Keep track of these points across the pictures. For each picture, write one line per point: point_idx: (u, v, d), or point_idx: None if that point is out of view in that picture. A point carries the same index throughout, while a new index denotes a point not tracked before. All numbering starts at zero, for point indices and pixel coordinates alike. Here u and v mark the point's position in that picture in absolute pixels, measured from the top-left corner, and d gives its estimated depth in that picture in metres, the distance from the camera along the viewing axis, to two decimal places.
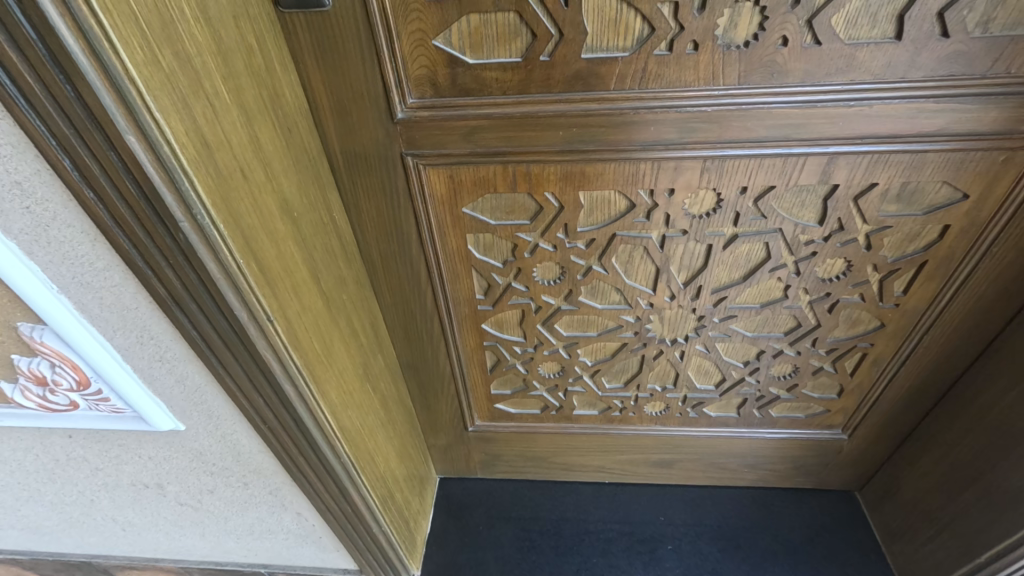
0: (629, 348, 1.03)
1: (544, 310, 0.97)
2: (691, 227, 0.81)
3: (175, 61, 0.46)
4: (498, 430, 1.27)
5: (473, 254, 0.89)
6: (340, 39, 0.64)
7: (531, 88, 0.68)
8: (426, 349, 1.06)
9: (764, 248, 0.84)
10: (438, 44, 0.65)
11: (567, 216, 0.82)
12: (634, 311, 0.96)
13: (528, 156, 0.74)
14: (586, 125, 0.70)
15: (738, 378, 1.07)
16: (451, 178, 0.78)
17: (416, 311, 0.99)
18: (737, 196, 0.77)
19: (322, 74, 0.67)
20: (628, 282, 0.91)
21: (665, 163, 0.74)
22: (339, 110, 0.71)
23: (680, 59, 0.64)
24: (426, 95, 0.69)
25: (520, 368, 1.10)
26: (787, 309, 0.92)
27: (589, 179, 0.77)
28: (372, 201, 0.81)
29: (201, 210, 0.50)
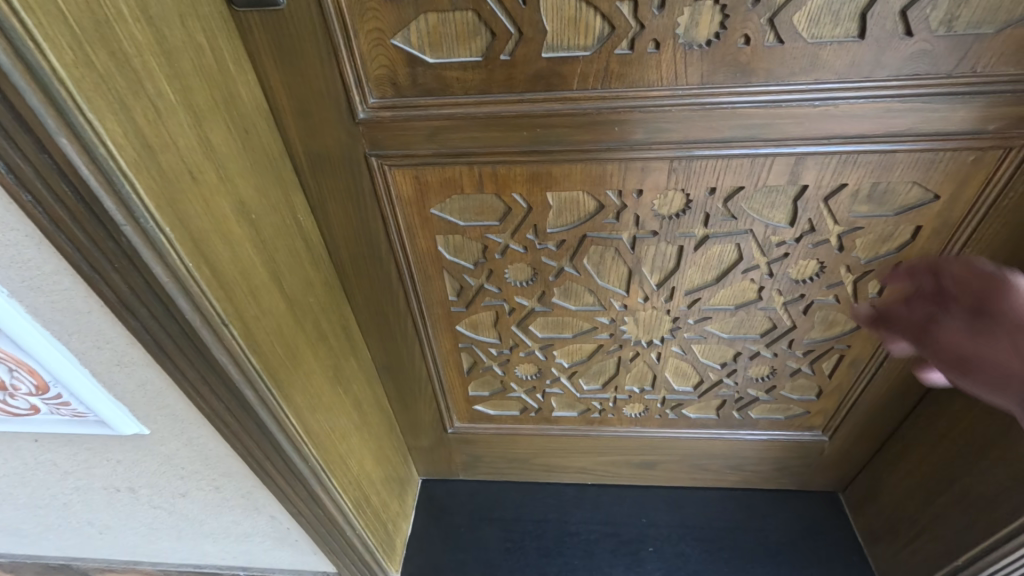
0: (605, 349, 1.02)
1: (518, 312, 0.96)
2: (661, 228, 0.81)
3: (111, 62, 0.45)
4: (478, 432, 1.26)
5: (444, 255, 0.88)
6: (297, 38, 0.63)
7: (493, 88, 0.67)
8: (402, 351, 1.05)
9: (736, 250, 0.83)
10: (396, 43, 0.64)
11: (536, 217, 0.81)
12: (608, 313, 0.95)
13: (493, 157, 0.73)
14: (550, 125, 0.69)
15: (716, 380, 1.07)
16: (417, 179, 0.77)
17: (389, 312, 0.98)
18: (706, 197, 0.76)
19: (280, 74, 0.66)
20: (601, 283, 0.90)
21: (632, 164, 0.73)
22: (300, 110, 0.70)
23: (641, 58, 0.63)
24: (387, 95, 0.68)
25: (497, 370, 1.09)
26: (762, 310, 0.91)
27: (557, 180, 0.76)
28: (338, 202, 0.80)
29: (143, 212, 0.49)
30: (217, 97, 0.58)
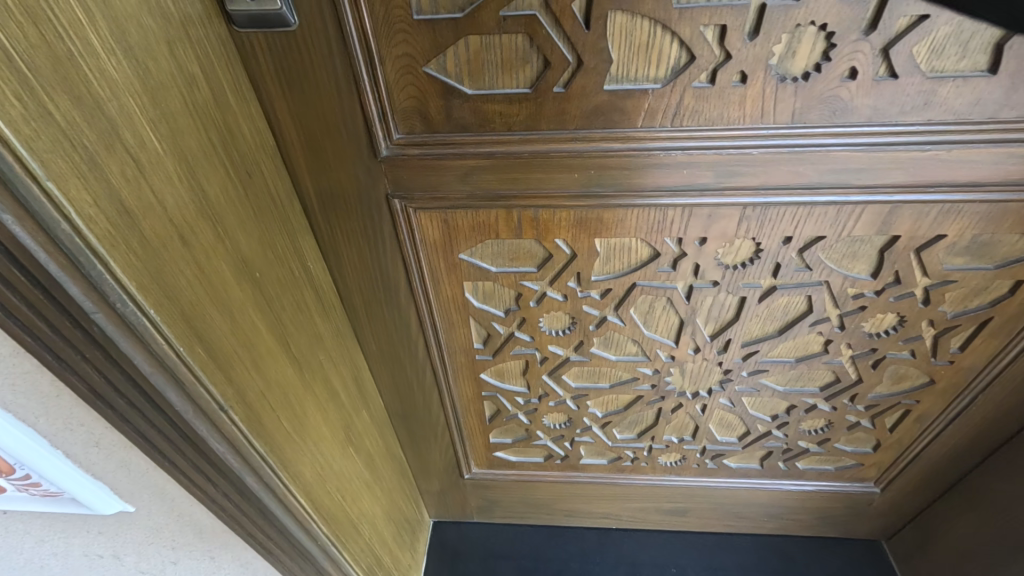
0: (644, 400, 0.92)
1: (550, 360, 0.86)
2: (723, 277, 0.70)
3: (75, 109, 0.34)
4: (497, 478, 1.16)
5: (471, 302, 0.78)
6: (310, 65, 0.53)
7: (542, 124, 0.56)
8: (417, 399, 0.95)
9: (805, 301, 0.73)
10: (429, 71, 0.53)
11: (579, 263, 0.70)
12: (652, 363, 0.85)
13: (536, 200, 0.63)
14: (606, 167, 0.59)
15: (764, 431, 0.97)
16: (446, 223, 0.67)
17: (405, 361, 0.87)
18: (780, 246, 0.66)
19: (290, 105, 0.56)
20: (647, 333, 0.80)
21: (697, 209, 0.63)
22: (312, 146, 0.59)
23: (722, 94, 0.53)
24: (415, 130, 0.58)
25: (522, 418, 0.99)
26: (826, 364, 0.82)
27: (608, 226, 0.66)
28: (354, 246, 0.69)
29: (120, 295, 0.39)
30: (215, 140, 0.48)
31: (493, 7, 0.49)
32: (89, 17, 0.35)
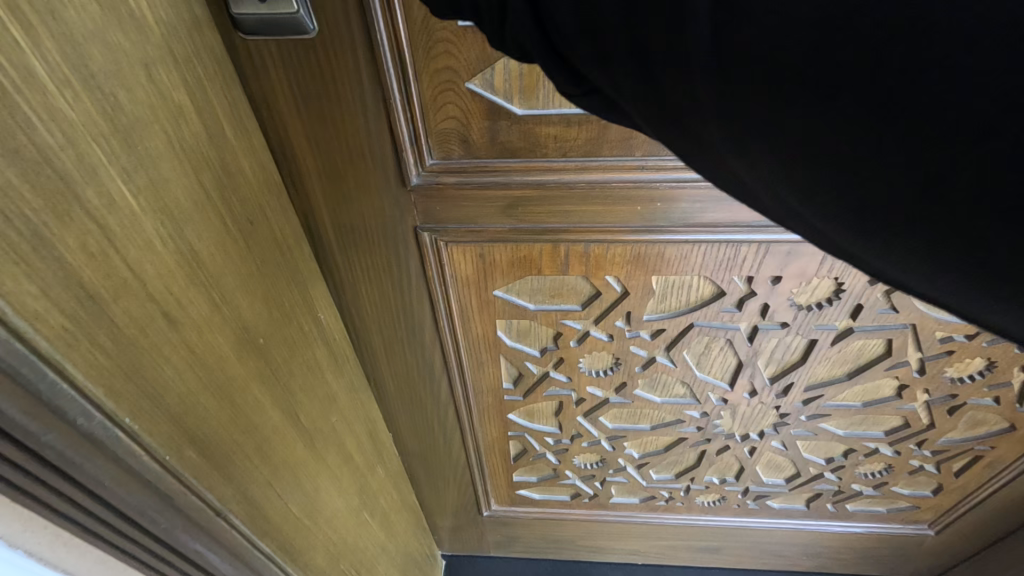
0: (688, 442, 0.84)
1: (587, 401, 0.78)
2: (794, 319, 0.62)
3: (12, 166, 0.26)
4: (518, 516, 1.08)
5: (503, 341, 0.69)
6: (332, 80, 0.44)
7: (603, 150, 0.48)
8: (438, 441, 0.87)
9: (883, 343, 0.65)
10: (472, 87, 0.45)
11: (631, 302, 0.62)
12: (700, 405, 0.77)
13: (589, 234, 0.54)
14: (675, 199, 0.51)
15: (815, 474, 0.89)
16: (481, 258, 0.58)
17: (426, 402, 0.78)
18: (865, 286, 0.57)
19: (305, 129, 0.47)
20: (699, 374, 0.72)
21: (775, 247, 0.54)
22: (329, 174, 0.51)
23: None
24: (453, 155, 0.49)
25: (551, 458, 0.91)
26: (897, 409, 0.73)
27: (669, 263, 0.57)
28: (375, 282, 0.61)
29: (81, 407, 0.30)
30: (208, 184, 0.39)
31: None
32: (31, 40, 0.26)
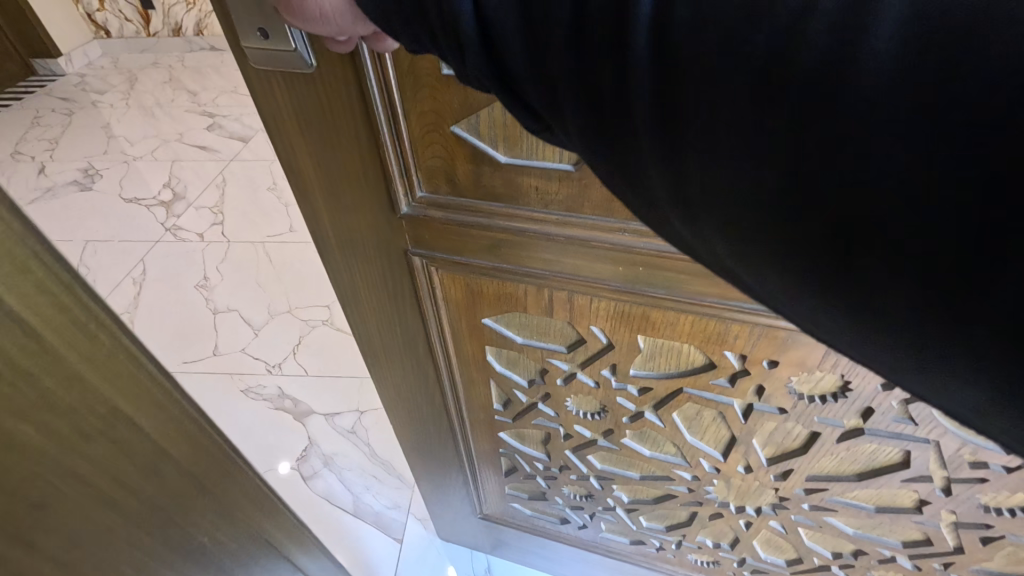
0: (678, 499, 0.80)
1: (576, 437, 0.77)
2: (792, 407, 0.57)
3: None
4: (508, 529, 1.07)
5: (493, 366, 0.70)
6: (330, 111, 0.47)
7: (586, 206, 0.46)
8: (433, 442, 0.90)
9: (901, 452, 0.58)
10: (457, 130, 0.46)
11: (618, 356, 0.60)
12: (692, 469, 0.73)
13: (570, 284, 0.53)
14: (659, 267, 0.48)
15: (820, 566, 0.81)
16: (469, 287, 0.59)
17: (422, 405, 0.81)
18: (876, 390, 0.51)
19: (309, 151, 0.51)
20: (691, 438, 0.68)
21: (771, 331, 0.50)
22: (333, 193, 0.54)
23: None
24: (441, 191, 0.51)
25: (541, 481, 0.91)
26: (917, 523, 0.64)
27: (654, 325, 0.54)
28: (374, 292, 0.64)
29: None
30: None
31: None
32: None
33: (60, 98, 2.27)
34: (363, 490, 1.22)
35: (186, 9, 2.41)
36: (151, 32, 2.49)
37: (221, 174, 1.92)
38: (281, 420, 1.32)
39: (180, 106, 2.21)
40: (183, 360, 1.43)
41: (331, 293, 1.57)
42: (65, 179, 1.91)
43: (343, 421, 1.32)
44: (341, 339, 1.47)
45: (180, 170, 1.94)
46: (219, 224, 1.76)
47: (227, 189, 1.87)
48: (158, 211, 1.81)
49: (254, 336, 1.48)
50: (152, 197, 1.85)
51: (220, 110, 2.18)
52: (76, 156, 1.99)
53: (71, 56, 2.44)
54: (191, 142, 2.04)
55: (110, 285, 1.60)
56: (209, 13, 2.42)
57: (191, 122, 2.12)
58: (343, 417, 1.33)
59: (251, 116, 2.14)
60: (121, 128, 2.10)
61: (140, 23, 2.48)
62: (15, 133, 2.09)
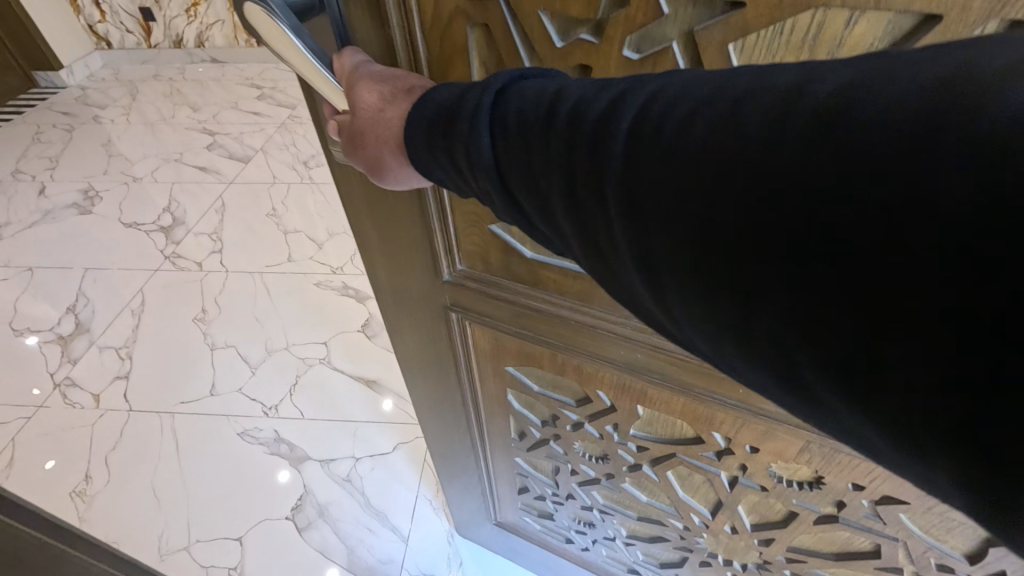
0: (667, 542, 0.83)
1: (580, 475, 0.81)
2: (772, 487, 0.60)
3: None
4: (528, 533, 0.99)
5: (513, 404, 0.75)
6: (392, 199, 0.53)
7: (592, 299, 0.52)
8: (459, 466, 0.93)
9: (872, 543, 0.60)
10: (494, 229, 0.51)
11: (618, 418, 0.65)
12: (683, 519, 0.76)
13: (581, 355, 0.59)
14: (661, 359, 0.53)
15: None
16: (496, 341, 0.65)
17: (454, 434, 0.87)
18: (848, 488, 0.54)
19: (371, 223, 0.57)
20: (682, 494, 0.72)
21: (753, 422, 0.54)
22: (389, 256, 0.61)
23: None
24: (477, 268, 0.57)
25: (540, 517, 0.95)
26: None
27: (651, 400, 0.59)
28: (416, 334, 0.71)
29: None
30: None
31: None
32: None
33: (61, 111, 2.17)
34: (358, 541, 1.04)
35: (186, 21, 2.34)
36: (152, 44, 2.43)
37: (220, 200, 1.73)
38: (276, 469, 1.13)
39: (181, 121, 2.09)
40: (179, 401, 1.24)
41: (329, 330, 1.36)
42: (64, 201, 1.74)
43: (338, 469, 1.13)
44: (338, 378, 1.27)
45: (180, 193, 1.75)
46: (218, 253, 1.56)
47: (227, 215, 1.68)
48: (159, 237, 1.62)
49: (252, 375, 1.28)
50: (152, 221, 1.67)
51: (219, 128, 2.04)
52: (77, 176, 1.83)
53: (72, 67, 2.36)
54: (192, 163, 1.88)
55: (110, 314, 1.42)
56: (209, 25, 2.35)
57: (192, 140, 1.98)
58: (339, 463, 1.15)
59: (251, 135, 2.00)
60: (123, 145, 1.97)
61: (141, 35, 2.41)
62: (19, 149, 1.97)
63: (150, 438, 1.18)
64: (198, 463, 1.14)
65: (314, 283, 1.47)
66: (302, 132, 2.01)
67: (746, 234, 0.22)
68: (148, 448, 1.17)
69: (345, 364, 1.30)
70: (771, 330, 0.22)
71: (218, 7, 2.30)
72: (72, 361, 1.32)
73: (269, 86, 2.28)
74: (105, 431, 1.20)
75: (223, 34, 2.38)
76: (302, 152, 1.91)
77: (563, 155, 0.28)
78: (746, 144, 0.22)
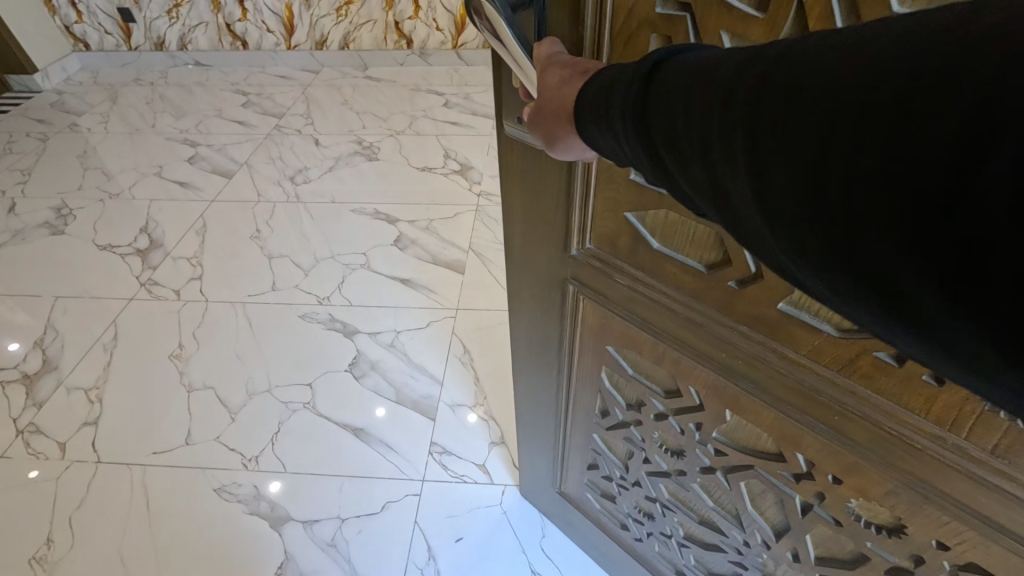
0: (723, 554, 0.76)
1: (651, 464, 0.76)
2: (847, 523, 0.54)
3: None
4: (587, 510, 0.96)
5: (604, 382, 0.73)
6: (544, 174, 0.57)
7: (707, 299, 0.51)
8: (537, 439, 0.93)
9: None
10: (629, 217, 0.53)
11: (703, 417, 0.62)
12: (743, 533, 0.69)
13: (681, 348, 0.57)
14: (765, 370, 0.51)
15: None
16: (602, 320, 0.65)
17: (540, 409, 0.88)
18: (930, 546, 0.48)
19: (522, 193, 0.61)
20: (748, 509, 0.66)
21: (842, 453, 0.50)
22: (528, 226, 0.64)
23: (906, 380, 0.41)
24: (603, 248, 0.58)
25: (592, 503, 0.94)
26: None
27: (742, 407, 0.56)
28: (530, 305, 0.73)
29: None
30: None
31: None
32: None
33: (37, 119, 2.09)
34: None
35: (168, 23, 2.28)
36: (133, 46, 2.37)
37: (201, 218, 1.68)
38: (253, 530, 1.04)
39: (163, 131, 2.03)
40: (152, 452, 1.16)
41: (313, 371, 1.29)
42: (35, 220, 1.67)
43: (322, 531, 1.04)
44: (325, 426, 1.19)
45: (157, 212, 1.70)
46: (196, 281, 1.50)
47: (207, 236, 1.62)
48: (133, 261, 1.56)
49: (231, 421, 1.20)
50: (128, 243, 1.61)
51: (203, 138, 1.99)
52: (50, 193, 1.77)
53: (47, 70, 2.28)
54: (173, 178, 1.82)
55: (80, 351, 1.34)
56: (193, 27, 2.29)
57: (172, 153, 1.93)
58: (324, 525, 1.05)
59: (235, 148, 1.94)
60: (102, 158, 1.91)
61: (121, 37, 2.35)
62: None
63: (117, 495, 1.10)
64: (168, 524, 1.06)
65: (299, 314, 1.41)
66: (289, 143, 1.96)
67: (855, 154, 0.19)
68: (115, 505, 1.08)
69: (330, 411, 1.21)
70: (892, 266, 0.19)
71: (201, 8, 2.24)
72: (37, 405, 1.24)
73: (255, 92, 2.23)
74: (69, 488, 1.11)
75: (207, 38, 2.32)
76: (289, 166, 1.86)
77: (672, 99, 0.26)
78: (865, 62, 0.19)
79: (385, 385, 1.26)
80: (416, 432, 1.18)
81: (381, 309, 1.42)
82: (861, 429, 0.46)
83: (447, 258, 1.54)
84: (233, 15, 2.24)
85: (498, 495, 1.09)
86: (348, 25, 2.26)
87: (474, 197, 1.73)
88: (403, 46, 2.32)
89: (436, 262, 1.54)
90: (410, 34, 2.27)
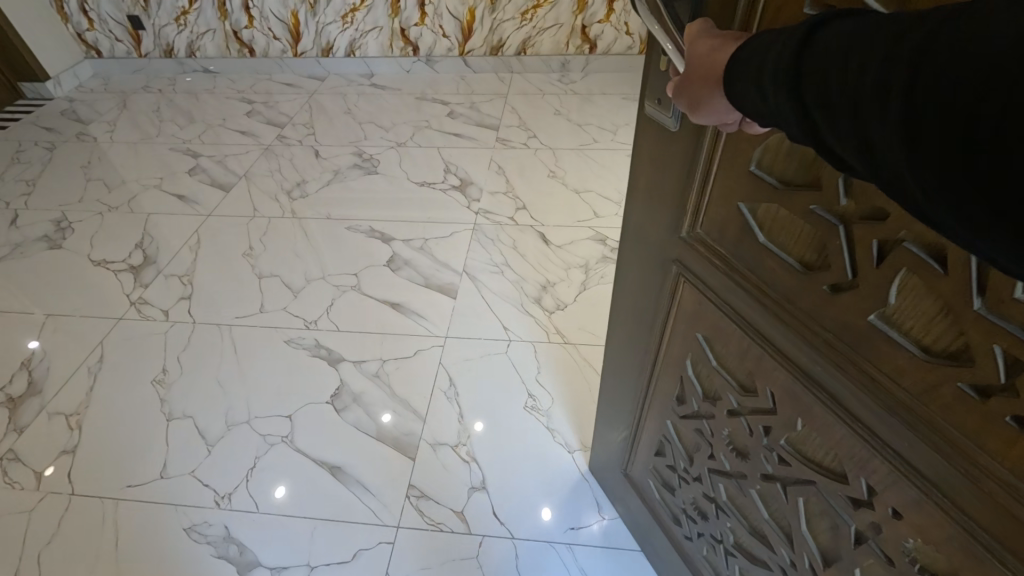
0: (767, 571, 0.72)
1: (715, 462, 0.74)
2: (899, 563, 0.50)
3: None
4: (648, 496, 0.96)
5: (687, 371, 0.71)
6: (671, 151, 0.56)
7: (798, 299, 0.49)
8: (615, 414, 0.95)
9: None
10: (741, 207, 0.50)
11: (773, 421, 0.59)
12: (790, 553, 0.65)
13: (765, 345, 0.55)
14: (842, 380, 0.47)
15: None
16: (699, 307, 0.62)
17: (626, 387, 0.88)
18: None
19: (648, 165, 0.60)
20: (799, 528, 0.62)
21: (904, 486, 0.45)
22: (647, 207, 0.64)
23: (985, 418, 0.37)
24: (712, 233, 0.56)
25: (652, 490, 0.94)
26: None
27: (811, 417, 0.53)
28: (634, 281, 0.74)
29: None
30: None
31: (807, 198, 0.43)
32: None
33: (46, 128, 2.13)
34: None
35: (177, 30, 2.30)
36: (142, 53, 2.40)
37: (196, 233, 1.69)
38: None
39: (167, 142, 2.05)
40: (126, 485, 1.16)
41: (293, 403, 1.28)
42: (36, 233, 1.71)
43: None
44: (302, 463, 1.18)
45: (154, 227, 1.72)
46: (185, 300, 1.51)
47: (199, 254, 1.63)
48: (126, 278, 1.57)
49: (207, 454, 1.20)
50: (123, 259, 1.63)
51: (209, 148, 2.01)
52: (51, 206, 1.80)
53: (59, 78, 2.33)
54: (173, 190, 1.84)
55: (65, 373, 1.36)
56: (201, 35, 2.31)
57: (175, 163, 1.95)
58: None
59: (235, 160, 1.95)
60: (102, 169, 1.94)
61: (131, 43, 2.38)
62: None
63: (89, 530, 1.10)
64: (132, 565, 1.05)
65: (285, 339, 1.41)
66: (289, 154, 1.97)
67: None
68: (89, 541, 1.09)
69: (310, 448, 1.21)
70: None
71: (209, 15, 2.25)
72: (18, 430, 1.26)
73: (262, 100, 2.25)
74: (41, 521, 1.12)
75: (215, 45, 2.34)
76: (289, 178, 1.87)
77: (833, 50, 0.25)
78: None
79: (365, 421, 1.25)
80: (394, 473, 1.16)
81: (365, 336, 1.41)
82: (928, 459, 0.42)
83: (440, 280, 1.53)
84: (239, 22, 2.25)
85: (476, 546, 1.06)
86: (354, 32, 2.25)
87: (472, 214, 1.71)
88: (409, 53, 2.30)
89: (428, 284, 1.52)
90: (417, 41, 2.25)
